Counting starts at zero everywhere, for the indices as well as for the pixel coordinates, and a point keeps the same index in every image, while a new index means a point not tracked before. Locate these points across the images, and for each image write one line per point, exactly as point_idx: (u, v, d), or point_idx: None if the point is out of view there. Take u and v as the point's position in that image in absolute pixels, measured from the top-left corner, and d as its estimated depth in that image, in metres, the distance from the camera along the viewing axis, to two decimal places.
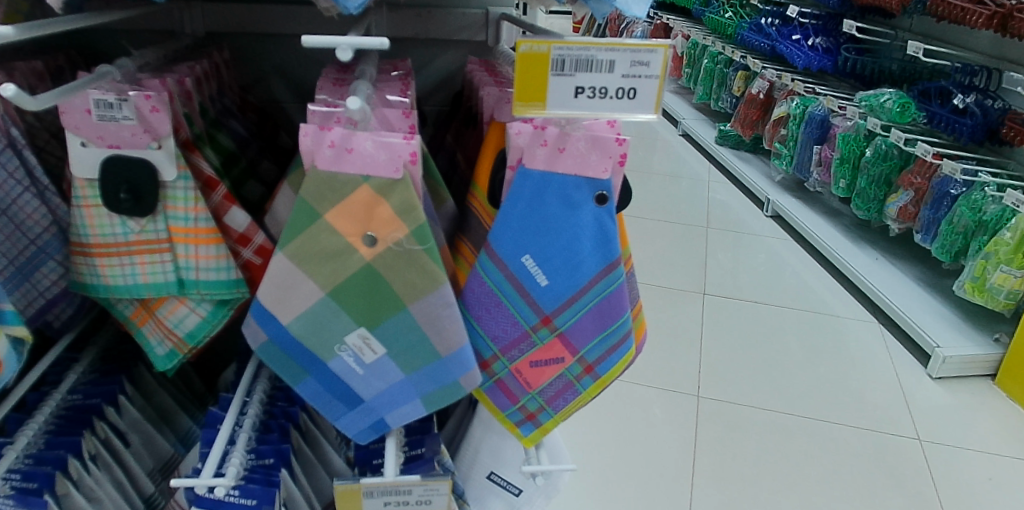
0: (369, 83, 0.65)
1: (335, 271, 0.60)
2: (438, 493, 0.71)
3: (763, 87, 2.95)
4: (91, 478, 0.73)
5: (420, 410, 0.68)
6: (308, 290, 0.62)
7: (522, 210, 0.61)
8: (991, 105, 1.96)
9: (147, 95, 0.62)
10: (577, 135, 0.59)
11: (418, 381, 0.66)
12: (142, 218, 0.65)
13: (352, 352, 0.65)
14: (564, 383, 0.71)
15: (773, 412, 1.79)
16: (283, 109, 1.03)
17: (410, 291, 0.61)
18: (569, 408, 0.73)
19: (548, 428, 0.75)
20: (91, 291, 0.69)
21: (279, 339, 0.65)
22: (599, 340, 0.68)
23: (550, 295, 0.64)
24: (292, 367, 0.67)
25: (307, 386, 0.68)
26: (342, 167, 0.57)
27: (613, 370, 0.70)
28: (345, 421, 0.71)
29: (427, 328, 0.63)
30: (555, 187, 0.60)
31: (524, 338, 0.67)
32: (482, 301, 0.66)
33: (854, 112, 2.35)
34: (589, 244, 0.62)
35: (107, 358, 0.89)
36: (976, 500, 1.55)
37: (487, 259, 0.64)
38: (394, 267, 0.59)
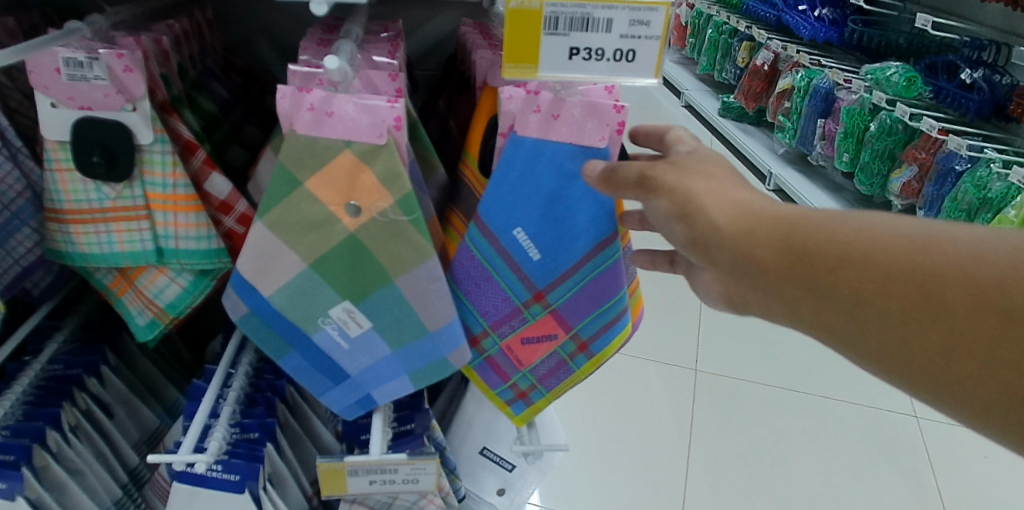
0: (354, 43, 0.61)
1: (318, 242, 0.58)
2: (424, 472, 0.70)
3: (768, 58, 2.87)
4: (71, 450, 0.72)
5: (407, 386, 0.67)
6: (289, 261, 0.59)
7: (514, 182, 0.58)
8: (998, 79, 1.90)
9: (119, 54, 0.58)
10: (572, 100, 0.56)
11: (405, 358, 0.65)
12: (118, 184, 0.63)
13: (336, 325, 0.63)
14: (557, 361, 0.69)
15: (773, 387, 1.90)
16: (270, 72, 0.94)
17: (397, 265, 0.59)
18: (561, 387, 0.72)
19: (539, 406, 0.74)
20: (67, 259, 0.67)
21: (261, 312, 0.63)
22: (593, 318, 0.66)
23: (542, 270, 0.62)
24: (274, 340, 0.65)
25: (289, 360, 0.66)
26: (323, 132, 0.54)
27: (607, 349, 0.68)
28: (331, 396, 0.69)
29: (414, 302, 0.61)
30: (547, 158, 0.57)
31: (516, 314, 0.65)
32: (472, 275, 0.63)
33: (860, 85, 2.28)
34: (583, 218, 0.59)
35: (90, 327, 0.87)
36: (972, 479, 1.67)
37: (477, 232, 0.61)
38: (380, 239, 0.57)
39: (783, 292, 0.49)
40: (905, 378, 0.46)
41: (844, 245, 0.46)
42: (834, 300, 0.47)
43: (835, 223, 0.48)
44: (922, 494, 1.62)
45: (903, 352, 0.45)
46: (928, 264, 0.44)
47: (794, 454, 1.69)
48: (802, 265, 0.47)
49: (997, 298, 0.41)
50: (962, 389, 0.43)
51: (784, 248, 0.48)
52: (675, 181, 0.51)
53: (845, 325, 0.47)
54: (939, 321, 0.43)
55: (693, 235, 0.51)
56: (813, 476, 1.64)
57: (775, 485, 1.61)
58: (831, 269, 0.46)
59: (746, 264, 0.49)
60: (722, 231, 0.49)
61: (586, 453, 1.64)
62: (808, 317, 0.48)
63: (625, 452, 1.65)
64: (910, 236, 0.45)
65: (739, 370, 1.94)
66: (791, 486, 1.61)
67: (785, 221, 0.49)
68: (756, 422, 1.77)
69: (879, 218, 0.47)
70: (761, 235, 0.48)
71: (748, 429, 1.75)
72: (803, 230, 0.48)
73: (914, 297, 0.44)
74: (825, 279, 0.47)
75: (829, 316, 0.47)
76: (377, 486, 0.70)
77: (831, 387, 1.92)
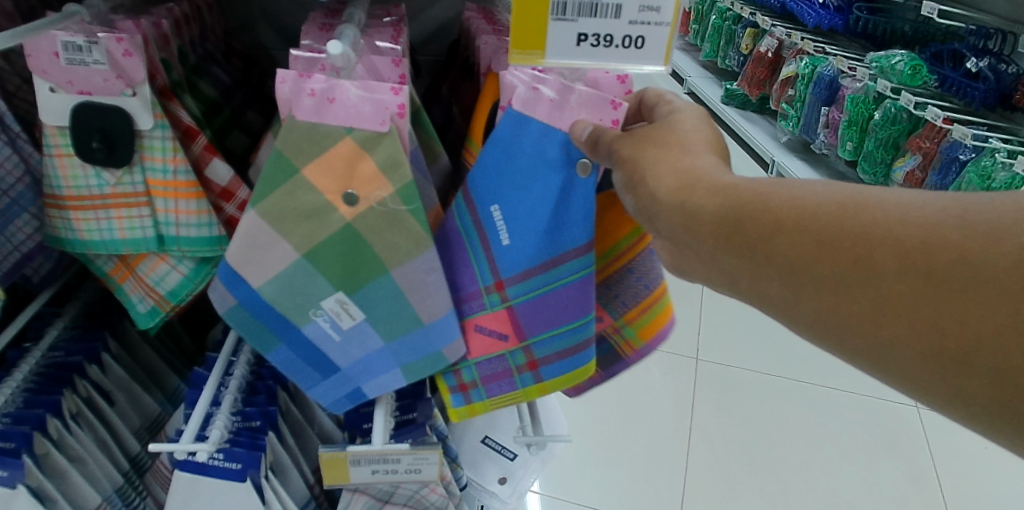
0: (357, 27, 0.60)
1: (312, 231, 0.58)
2: (427, 462, 0.69)
3: (773, 45, 2.74)
4: (72, 437, 0.72)
5: (398, 380, 0.66)
6: (282, 251, 0.59)
7: (496, 155, 0.59)
8: (1004, 69, 1.80)
9: (119, 38, 0.57)
10: (572, 87, 0.56)
11: (397, 350, 0.65)
12: (118, 170, 0.62)
13: (328, 317, 0.63)
14: (503, 368, 0.67)
15: (773, 376, 1.90)
16: (270, 56, 0.91)
17: (394, 256, 0.59)
18: (500, 399, 0.68)
19: (474, 410, 0.69)
20: (66, 245, 0.66)
21: (250, 304, 0.61)
22: (549, 336, 0.65)
23: (510, 259, 0.61)
24: (262, 332, 0.63)
25: (278, 353, 0.65)
26: (324, 118, 0.54)
27: (558, 379, 0.67)
28: (317, 390, 0.68)
29: (410, 292, 0.61)
30: (531, 134, 0.57)
31: (475, 297, 0.64)
32: (448, 240, 0.64)
33: (865, 73, 2.17)
34: (558, 213, 0.59)
35: (91, 314, 0.86)
36: (971, 470, 1.67)
37: (462, 201, 0.62)
38: (376, 228, 0.57)
39: (724, 261, 0.47)
40: (843, 349, 0.43)
41: (776, 212, 0.44)
42: (769, 268, 0.44)
43: (771, 190, 0.46)
44: (920, 485, 1.62)
45: (835, 321, 0.42)
46: (855, 227, 0.41)
47: (793, 443, 1.70)
48: (737, 235, 0.46)
49: (921, 258, 0.39)
50: (896, 356, 0.40)
51: (721, 218, 0.46)
52: (630, 149, 0.52)
53: (782, 294, 0.44)
54: (864, 284, 0.40)
55: (643, 207, 0.51)
56: (813, 465, 1.65)
57: (775, 474, 1.61)
58: (765, 237, 0.44)
59: (685, 233, 0.48)
60: (661, 199, 0.49)
61: (587, 441, 1.65)
62: (747, 288, 0.47)
63: (627, 440, 1.66)
64: (841, 199, 0.43)
65: (740, 359, 1.94)
66: (790, 475, 1.62)
67: (723, 190, 0.47)
68: (756, 412, 1.77)
69: (817, 182, 0.45)
70: (696, 203, 0.47)
71: (749, 416, 1.76)
72: (743, 197, 0.46)
73: (843, 261, 0.41)
74: (760, 248, 0.45)
75: (766, 284, 0.45)
76: (381, 476, 0.70)
77: (830, 376, 1.93)
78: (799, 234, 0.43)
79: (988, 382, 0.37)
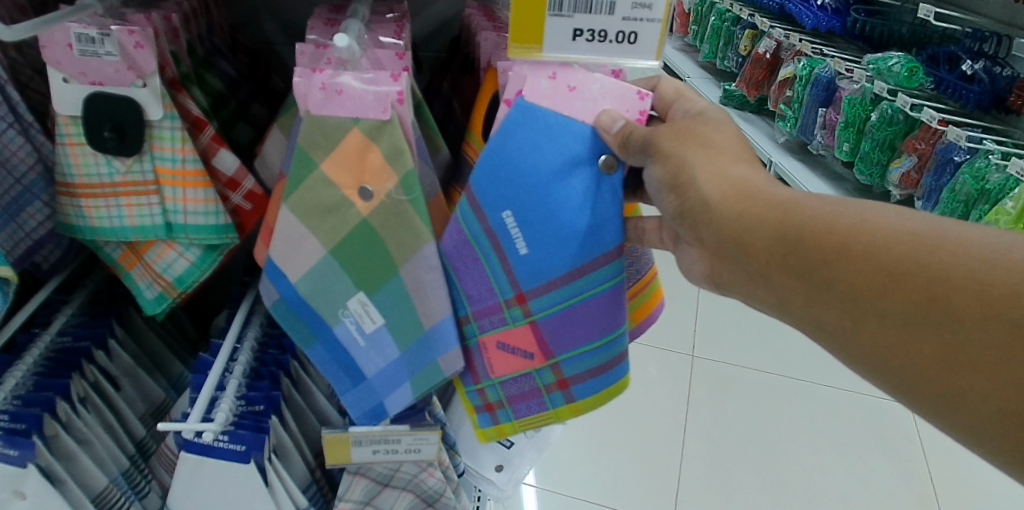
0: (361, 23, 0.63)
1: (335, 228, 0.61)
2: (426, 442, 0.73)
3: (771, 46, 2.71)
4: (79, 420, 0.74)
5: (407, 397, 0.68)
6: (312, 246, 0.62)
7: (505, 151, 0.57)
8: (999, 71, 1.82)
9: (131, 30, 0.59)
10: (594, 76, 0.57)
11: (409, 359, 0.66)
12: (128, 159, 0.64)
13: (354, 319, 0.66)
14: (531, 386, 0.67)
15: (769, 374, 1.93)
16: (274, 50, 0.93)
17: (401, 252, 0.61)
18: (528, 419, 0.69)
19: (504, 430, 0.71)
20: (78, 233, 0.68)
21: (289, 298, 0.66)
22: (579, 354, 0.63)
23: (529, 269, 0.60)
24: (301, 328, 0.68)
25: (315, 352, 0.69)
26: (332, 109, 0.56)
27: (590, 399, 0.66)
28: (349, 399, 0.71)
29: (415, 296, 0.63)
30: (545, 126, 0.57)
31: (496, 311, 0.63)
32: (455, 252, 0.62)
33: (861, 75, 2.15)
34: (586, 216, 0.58)
35: (97, 301, 0.88)
36: (964, 465, 1.70)
37: (467, 205, 0.60)
38: (389, 223, 0.59)
39: (777, 281, 0.51)
40: (882, 376, 0.47)
41: (844, 236, 0.48)
42: (828, 290, 0.48)
43: (839, 214, 0.49)
44: (915, 483, 1.64)
45: (878, 348, 0.47)
46: (934, 269, 0.44)
47: (789, 441, 1.72)
48: (795, 255, 0.49)
49: (1010, 312, 0.42)
50: (933, 390, 0.45)
51: (782, 237, 0.50)
52: (671, 146, 0.55)
53: (834, 317, 0.48)
54: (942, 327, 0.44)
55: (683, 205, 0.55)
56: (806, 459, 1.68)
57: (769, 470, 1.64)
58: (826, 261, 0.48)
59: (738, 249, 0.52)
60: (715, 208, 0.53)
61: (584, 435, 1.68)
62: (798, 306, 0.50)
63: (623, 434, 1.69)
64: (915, 234, 0.46)
65: (736, 356, 1.97)
66: (785, 470, 1.64)
67: (780, 206, 0.51)
68: (751, 410, 1.79)
69: (889, 211, 0.48)
70: (753, 217, 0.51)
71: (745, 412, 1.78)
72: (797, 222, 0.50)
73: (919, 298, 0.44)
74: (821, 271, 0.48)
75: (823, 309, 0.49)
76: (381, 456, 0.74)
77: (825, 374, 1.95)
78: (868, 264, 0.47)
79: (1014, 429, 0.42)
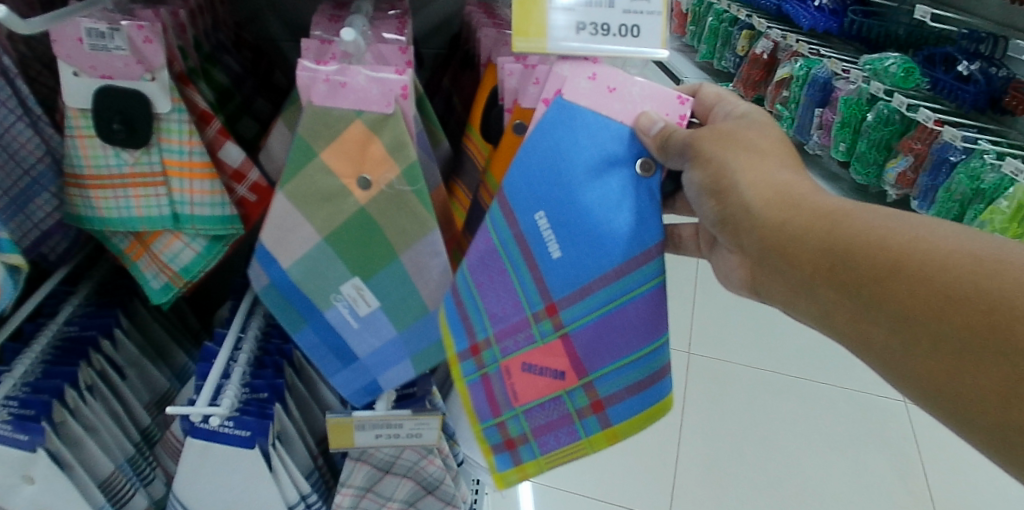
0: (365, 19, 0.65)
1: (332, 214, 0.62)
2: (428, 427, 0.75)
3: (768, 46, 2.64)
4: (86, 408, 0.75)
5: (409, 371, 0.71)
6: (305, 233, 0.64)
7: (543, 150, 0.57)
8: (995, 72, 1.71)
9: (140, 25, 0.61)
10: (634, 79, 0.58)
11: (409, 338, 0.69)
12: (136, 150, 0.66)
13: (347, 303, 0.68)
14: (561, 413, 0.64)
15: (765, 371, 1.94)
16: (278, 47, 0.95)
17: (403, 238, 0.63)
18: (557, 454, 0.66)
19: (527, 470, 0.67)
20: (86, 223, 0.70)
21: (280, 282, 0.68)
22: (615, 369, 0.61)
23: (559, 274, 0.59)
24: (292, 314, 0.71)
25: (304, 335, 0.71)
26: (337, 101, 0.58)
27: (628, 423, 0.63)
28: (338, 379, 0.73)
29: (416, 277, 0.65)
30: (582, 127, 0.57)
31: (525, 327, 0.62)
32: (484, 263, 0.61)
33: (858, 76, 2.07)
34: (627, 216, 0.58)
35: (103, 292, 0.90)
36: (960, 463, 1.71)
37: (498, 210, 0.60)
38: (388, 209, 0.61)
39: (825, 296, 0.53)
40: (923, 397, 0.50)
41: (895, 253, 0.50)
42: (878, 308, 0.50)
43: (890, 230, 0.52)
44: (911, 481, 1.66)
45: (922, 367, 0.49)
46: (992, 296, 0.46)
47: (784, 439, 1.74)
48: (846, 271, 0.52)
49: None
50: (981, 415, 0.46)
51: (830, 250, 0.53)
52: (714, 150, 0.57)
53: (881, 334, 0.50)
54: (996, 353, 0.45)
55: (725, 211, 0.58)
56: (801, 456, 1.70)
57: (764, 468, 1.66)
58: (879, 278, 0.50)
59: (786, 263, 0.55)
60: (757, 216, 0.55)
61: None
62: (844, 324, 0.53)
63: None
64: (975, 257, 0.48)
65: (732, 354, 1.99)
66: (780, 468, 1.66)
67: (829, 216, 0.54)
68: (747, 406, 1.81)
69: (941, 230, 0.51)
70: (798, 227, 0.54)
71: (741, 408, 1.80)
72: (850, 239, 0.52)
73: (975, 324, 0.46)
74: (872, 288, 0.51)
75: (870, 327, 0.51)
76: (384, 440, 0.76)
77: (822, 370, 1.96)
78: (921, 285, 0.49)
79: None
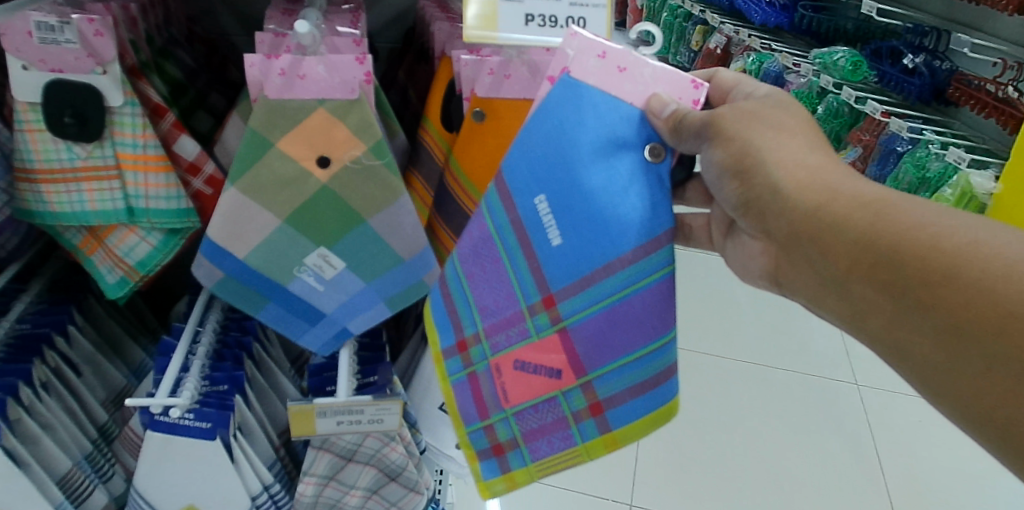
0: (319, 13, 0.66)
1: (292, 198, 0.64)
2: (389, 412, 0.76)
3: (722, 41, 2.38)
4: (41, 405, 0.75)
5: (384, 312, 0.74)
6: (263, 220, 0.65)
7: (549, 131, 0.59)
8: (940, 63, 1.48)
9: (91, 18, 0.61)
10: (645, 60, 0.57)
11: (380, 287, 0.72)
12: (89, 144, 0.66)
13: (312, 272, 0.70)
14: (556, 416, 0.64)
15: (722, 358, 2.02)
16: (230, 42, 0.94)
17: (370, 205, 0.65)
18: (550, 461, 0.66)
19: (516, 479, 0.67)
20: (37, 218, 0.69)
21: (238, 274, 0.69)
22: (615, 369, 0.61)
23: (557, 263, 0.60)
24: (251, 295, 0.71)
25: (267, 311, 0.73)
26: (293, 93, 0.60)
27: (628, 427, 0.62)
28: (307, 337, 0.75)
29: (388, 236, 0.68)
30: (589, 104, 0.58)
31: (517, 322, 0.63)
32: (480, 252, 0.63)
33: (809, 69, 1.80)
34: (638, 202, 0.57)
35: (56, 289, 0.89)
36: (910, 442, 1.79)
37: (497, 198, 0.62)
38: (353, 182, 0.64)
39: (860, 292, 0.50)
40: (969, 424, 0.46)
41: (951, 255, 0.46)
42: (927, 316, 0.46)
43: (946, 229, 0.47)
44: (863, 459, 1.74)
45: (970, 390, 0.45)
46: None
47: (739, 425, 1.80)
48: (886, 270, 0.48)
49: None
50: None
51: (868, 244, 0.50)
52: (736, 128, 0.57)
53: (924, 346, 0.47)
54: None
55: (749, 193, 0.57)
56: (755, 440, 1.76)
57: (719, 452, 1.72)
58: (929, 284, 0.46)
59: (821, 256, 0.52)
60: (790, 198, 0.54)
61: None
62: (878, 329, 0.50)
63: None
64: None
65: (689, 342, 2.06)
66: (734, 451, 1.73)
67: (871, 205, 0.51)
68: (703, 393, 1.88)
69: (1008, 235, 0.46)
70: (838, 214, 0.51)
71: (697, 394, 1.88)
72: (895, 236, 0.49)
73: None
74: (919, 293, 0.47)
75: (912, 334, 0.47)
76: (345, 427, 0.77)
77: (776, 356, 2.05)
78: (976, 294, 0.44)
79: None
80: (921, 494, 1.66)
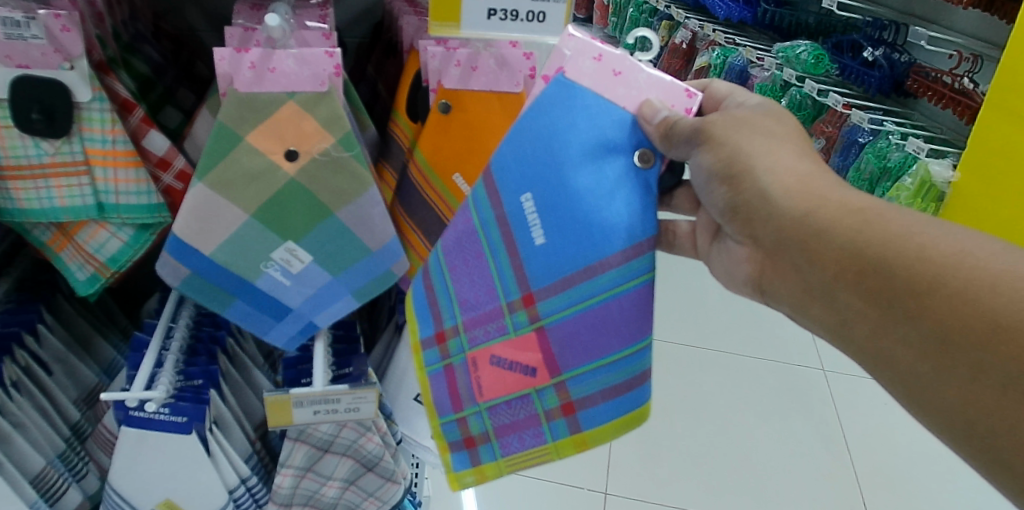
0: (288, 7, 0.67)
1: (260, 191, 0.65)
2: (365, 401, 0.77)
3: (686, 37, 2.39)
4: (13, 404, 0.75)
5: (351, 304, 0.74)
6: (232, 215, 0.66)
7: (538, 131, 0.61)
8: (898, 57, 1.54)
9: (57, 14, 0.61)
10: (639, 66, 0.60)
11: (348, 280, 0.72)
12: (57, 140, 0.65)
13: (278, 266, 0.70)
14: (529, 413, 0.66)
15: (694, 347, 2.07)
16: (197, 37, 0.92)
17: (338, 199, 0.66)
18: (519, 456, 0.67)
19: (484, 472, 0.68)
20: (7, 215, 0.69)
21: (202, 271, 0.69)
22: (589, 371, 0.63)
23: (537, 261, 0.62)
24: (217, 293, 0.71)
25: (235, 308, 0.72)
26: (264, 86, 0.61)
27: (598, 429, 0.64)
28: (273, 333, 0.75)
29: (356, 228, 0.68)
30: (582, 106, 0.60)
31: (497, 318, 0.65)
32: (464, 245, 0.65)
33: (772, 63, 1.83)
34: (620, 204, 0.59)
35: (24, 288, 0.88)
36: (875, 425, 1.86)
37: (485, 193, 0.64)
38: (321, 175, 0.65)
39: (846, 295, 0.53)
40: (945, 430, 0.48)
41: (937, 265, 0.49)
42: (913, 324, 0.49)
43: (932, 238, 0.51)
44: (830, 442, 1.80)
45: (950, 400, 0.47)
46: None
47: (712, 412, 1.85)
48: (874, 277, 0.51)
49: None
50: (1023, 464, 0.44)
51: (856, 254, 0.52)
52: (723, 133, 0.59)
53: (907, 354, 0.49)
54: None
55: (737, 197, 0.60)
56: (726, 426, 1.81)
57: (692, 438, 1.77)
58: (917, 294, 0.49)
59: (810, 263, 0.55)
60: (777, 205, 0.56)
61: None
62: (863, 339, 0.52)
63: None
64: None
65: (661, 333, 2.10)
66: (707, 437, 1.77)
67: (859, 213, 0.54)
68: (676, 383, 1.93)
69: (987, 247, 0.49)
70: (826, 220, 0.54)
71: (670, 383, 1.92)
72: (886, 248, 0.51)
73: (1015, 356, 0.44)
74: (907, 302, 0.49)
75: (897, 344, 0.50)
76: (322, 416, 0.78)
77: (747, 345, 2.10)
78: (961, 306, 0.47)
79: None
80: (885, 475, 1.72)
